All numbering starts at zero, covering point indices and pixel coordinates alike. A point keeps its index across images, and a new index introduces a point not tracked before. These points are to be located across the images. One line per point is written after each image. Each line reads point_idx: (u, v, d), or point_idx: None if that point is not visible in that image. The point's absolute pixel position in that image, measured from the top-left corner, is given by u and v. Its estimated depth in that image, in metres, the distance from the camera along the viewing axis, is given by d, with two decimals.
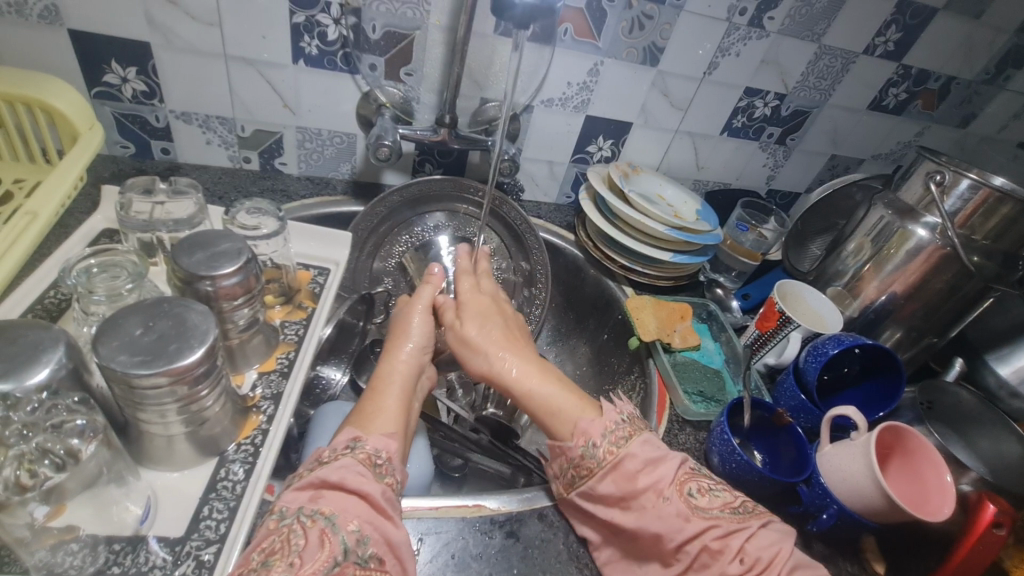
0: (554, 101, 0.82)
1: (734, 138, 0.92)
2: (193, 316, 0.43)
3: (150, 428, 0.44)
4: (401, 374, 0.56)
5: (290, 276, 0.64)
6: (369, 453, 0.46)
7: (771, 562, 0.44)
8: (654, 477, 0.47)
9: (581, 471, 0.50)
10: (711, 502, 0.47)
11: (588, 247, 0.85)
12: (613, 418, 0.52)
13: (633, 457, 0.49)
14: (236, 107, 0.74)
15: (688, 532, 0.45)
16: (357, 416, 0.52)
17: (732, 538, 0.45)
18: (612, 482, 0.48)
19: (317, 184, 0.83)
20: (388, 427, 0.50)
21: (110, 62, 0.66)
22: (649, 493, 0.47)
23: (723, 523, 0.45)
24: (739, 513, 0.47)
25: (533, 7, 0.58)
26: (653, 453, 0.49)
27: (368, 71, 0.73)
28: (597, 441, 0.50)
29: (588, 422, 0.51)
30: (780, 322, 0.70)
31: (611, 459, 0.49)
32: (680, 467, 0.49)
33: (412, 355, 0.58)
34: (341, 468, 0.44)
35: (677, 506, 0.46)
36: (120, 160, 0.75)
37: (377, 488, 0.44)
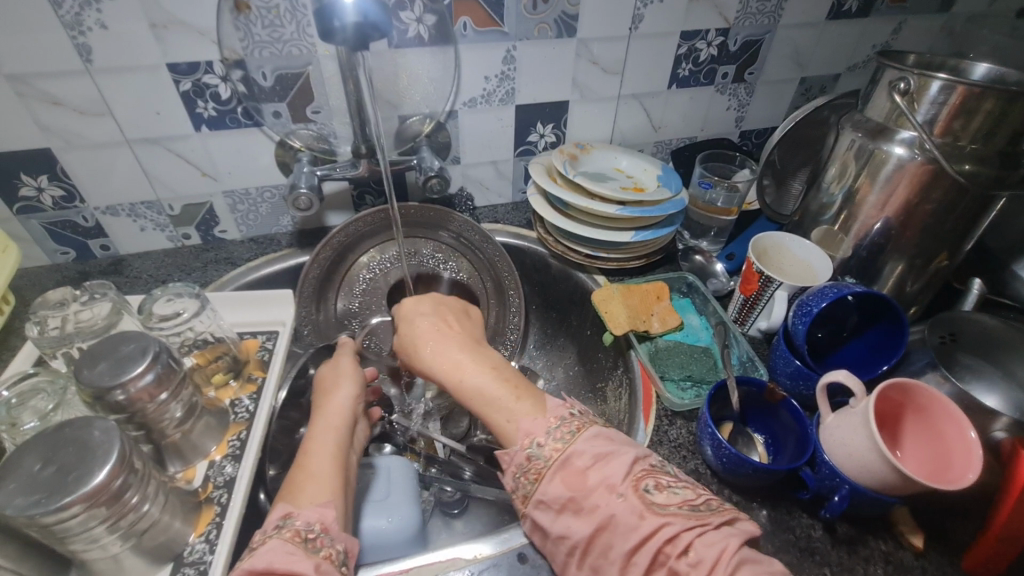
0: (477, 100, 0.76)
1: (684, 89, 0.84)
2: (96, 434, 0.41)
3: (88, 555, 0.43)
4: (332, 426, 0.55)
5: (235, 348, 0.63)
6: (298, 529, 0.44)
7: (717, 563, 0.39)
8: (604, 473, 0.45)
9: (530, 476, 0.47)
10: (670, 498, 0.43)
11: (548, 243, 0.80)
12: (558, 417, 0.50)
13: (581, 454, 0.46)
14: (156, 187, 0.72)
15: (640, 531, 0.42)
16: (288, 488, 0.49)
17: (684, 536, 0.41)
18: (563, 484, 0.45)
19: (261, 244, 0.81)
20: (322, 495, 0.48)
21: (20, 176, 0.66)
22: (598, 492, 0.44)
23: (677, 520, 0.42)
24: (699, 510, 0.43)
25: (356, 25, 0.51)
26: (603, 448, 0.47)
27: (273, 119, 0.70)
28: (542, 439, 0.48)
29: (529, 421, 0.49)
30: (762, 283, 0.63)
31: (559, 458, 0.47)
32: (639, 463, 0.46)
33: (342, 407, 0.57)
34: (267, 554, 0.42)
35: (632, 503, 0.43)
36: (64, 267, 0.75)
37: (310, 564, 0.41)
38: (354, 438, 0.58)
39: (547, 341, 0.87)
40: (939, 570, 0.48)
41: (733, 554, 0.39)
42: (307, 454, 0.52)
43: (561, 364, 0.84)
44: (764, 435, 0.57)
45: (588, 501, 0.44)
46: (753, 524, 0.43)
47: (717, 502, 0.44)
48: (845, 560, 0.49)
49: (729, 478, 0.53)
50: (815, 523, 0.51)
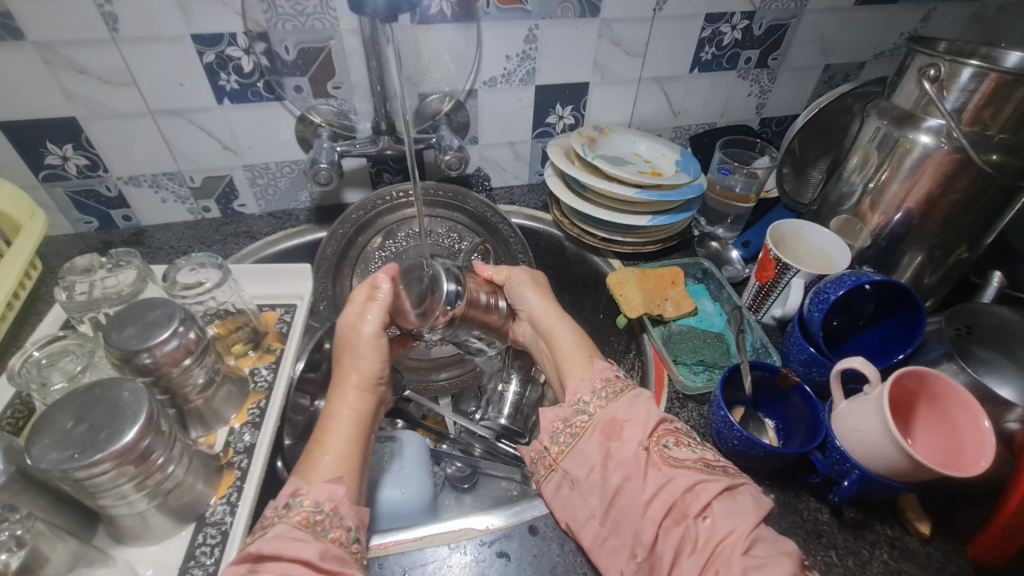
0: (497, 80, 0.76)
1: (706, 73, 0.83)
2: (125, 396, 0.43)
3: (117, 511, 0.44)
4: (356, 410, 0.56)
5: (255, 319, 0.64)
6: (306, 511, 0.46)
7: (731, 526, 0.41)
8: (635, 428, 0.48)
9: (571, 430, 0.50)
10: (686, 454, 0.46)
11: (564, 225, 0.80)
12: (605, 376, 0.54)
13: (617, 411, 0.50)
14: (178, 159, 0.73)
15: (658, 482, 0.44)
16: (305, 461, 0.51)
17: (701, 491, 0.43)
18: (599, 437, 0.49)
19: (279, 219, 0.82)
20: (336, 470, 0.50)
21: (46, 144, 0.67)
22: (627, 446, 0.47)
23: (694, 473, 0.45)
24: (715, 468, 0.46)
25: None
26: (637, 408, 0.50)
27: (295, 94, 0.70)
28: (588, 398, 0.52)
29: (578, 384, 0.54)
30: (778, 270, 0.63)
31: (600, 413, 0.50)
32: (663, 423, 0.49)
33: (358, 390, 0.57)
34: (274, 539, 0.43)
35: (653, 458, 0.46)
36: (87, 236, 0.77)
37: (316, 549, 0.43)
38: (373, 422, 0.58)
39: None
40: (943, 557, 0.49)
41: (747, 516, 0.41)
42: (324, 435, 0.53)
43: None
44: (775, 419, 0.57)
45: (616, 454, 0.47)
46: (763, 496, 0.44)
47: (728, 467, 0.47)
48: (851, 544, 0.49)
49: (739, 461, 0.53)
50: (822, 507, 0.52)
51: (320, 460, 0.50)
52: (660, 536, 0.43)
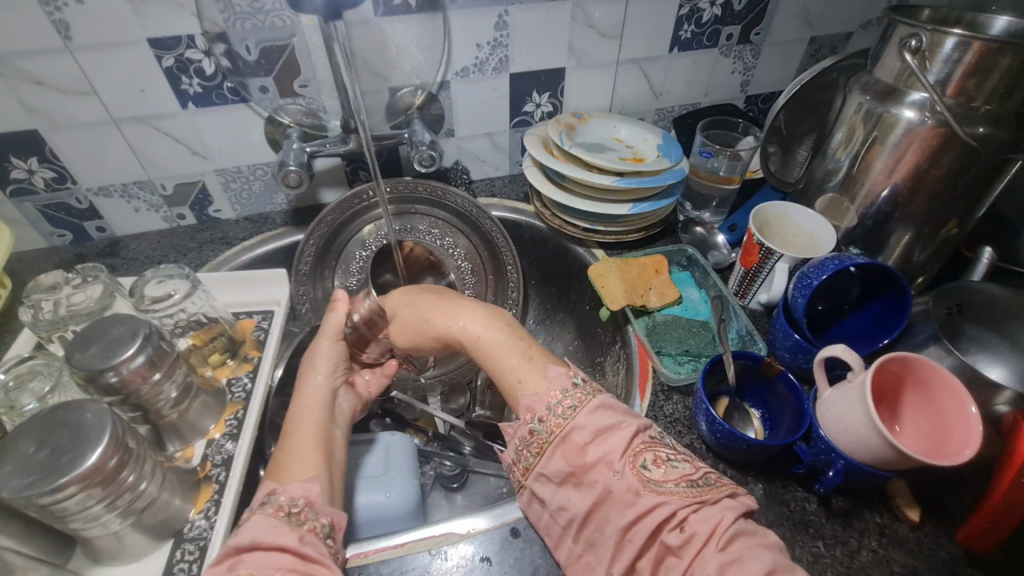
0: (469, 70, 0.74)
1: (686, 52, 0.81)
2: (88, 417, 0.42)
3: (90, 532, 0.44)
4: (311, 408, 0.55)
5: (231, 328, 0.63)
6: (281, 504, 0.45)
7: (711, 534, 0.40)
8: (604, 449, 0.44)
9: (532, 450, 0.46)
10: (667, 474, 0.43)
11: (545, 216, 0.78)
12: (561, 388, 0.48)
13: (581, 429, 0.45)
14: (146, 167, 0.71)
15: (636, 508, 0.42)
16: (272, 466, 0.50)
17: (681, 510, 0.41)
18: (562, 460, 0.45)
19: (256, 223, 0.81)
20: (308, 470, 0.49)
21: (10, 159, 0.65)
22: (597, 470, 0.44)
23: (675, 499, 0.41)
24: (698, 486, 0.43)
25: None
26: (605, 423, 0.45)
27: (261, 94, 0.68)
28: (543, 415, 0.47)
29: (531, 397, 0.48)
30: (762, 255, 0.61)
31: (559, 433, 0.46)
32: (639, 436, 0.45)
33: (322, 384, 0.58)
34: (252, 529, 0.43)
35: (629, 480, 0.43)
36: (62, 249, 0.76)
37: (294, 537, 0.42)
38: (337, 412, 0.58)
39: (547, 316, 0.87)
40: (933, 542, 0.48)
41: (728, 524, 0.40)
42: (286, 436, 0.52)
43: (561, 339, 0.84)
44: (761, 409, 0.56)
45: (586, 476, 0.44)
46: (751, 500, 0.43)
47: (716, 476, 0.44)
48: (839, 533, 0.48)
49: (724, 453, 0.52)
50: (810, 497, 0.51)
51: (297, 470, 0.49)
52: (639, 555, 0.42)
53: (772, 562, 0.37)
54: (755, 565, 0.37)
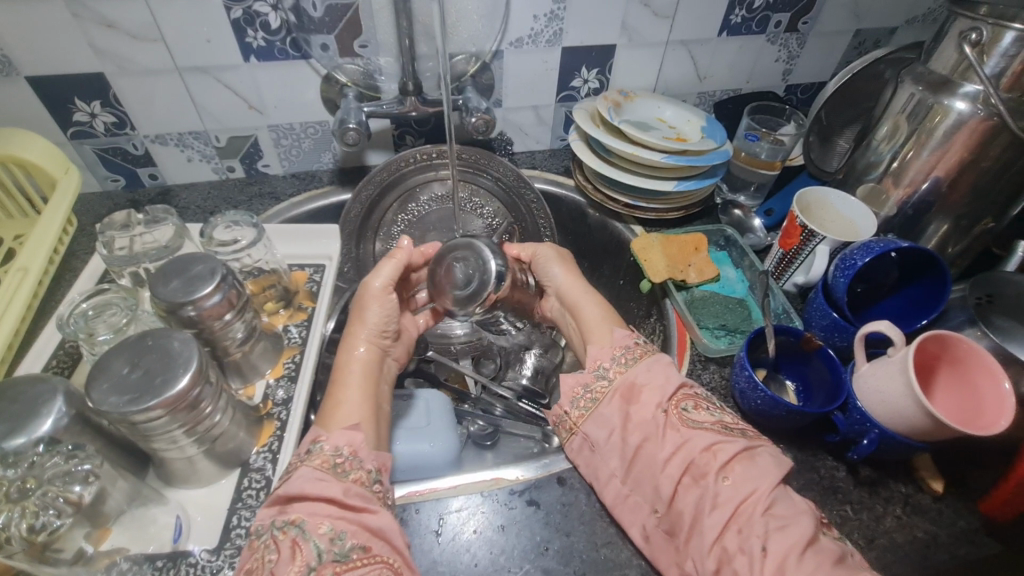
0: (524, 40, 0.75)
1: (735, 36, 0.82)
2: (175, 344, 0.44)
3: (168, 454, 0.46)
4: (359, 360, 0.58)
5: (286, 279, 0.65)
6: (327, 454, 0.47)
7: (747, 499, 0.42)
8: (654, 391, 0.50)
9: (592, 395, 0.53)
10: (705, 417, 0.48)
11: (587, 190, 0.80)
12: (624, 344, 0.55)
13: (637, 376, 0.52)
14: (204, 118, 0.73)
15: (677, 442, 0.47)
16: (325, 412, 0.53)
17: (720, 452, 0.45)
18: (618, 401, 0.51)
19: (303, 180, 0.82)
20: (353, 418, 0.52)
21: (75, 101, 0.67)
22: (646, 408, 0.50)
23: (711, 434, 0.47)
24: (731, 429, 0.47)
25: None
26: (658, 374, 0.52)
27: (321, 52, 0.69)
28: (608, 363, 0.54)
29: (598, 349, 0.56)
30: (803, 237, 0.64)
31: (620, 379, 0.52)
32: (683, 387, 0.51)
33: (368, 343, 0.60)
34: (299, 479, 0.45)
35: (671, 419, 0.48)
36: (115, 194, 0.77)
37: (339, 488, 0.44)
38: (384, 370, 0.61)
39: None
40: (954, 513, 0.51)
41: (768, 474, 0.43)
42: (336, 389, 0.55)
43: None
44: (795, 382, 0.59)
45: (635, 416, 0.50)
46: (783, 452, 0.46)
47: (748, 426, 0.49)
48: (865, 499, 0.51)
49: (760, 420, 0.55)
50: (839, 465, 0.54)
51: (352, 415, 0.52)
52: (678, 493, 0.45)
53: (810, 525, 0.40)
54: (796, 533, 0.40)
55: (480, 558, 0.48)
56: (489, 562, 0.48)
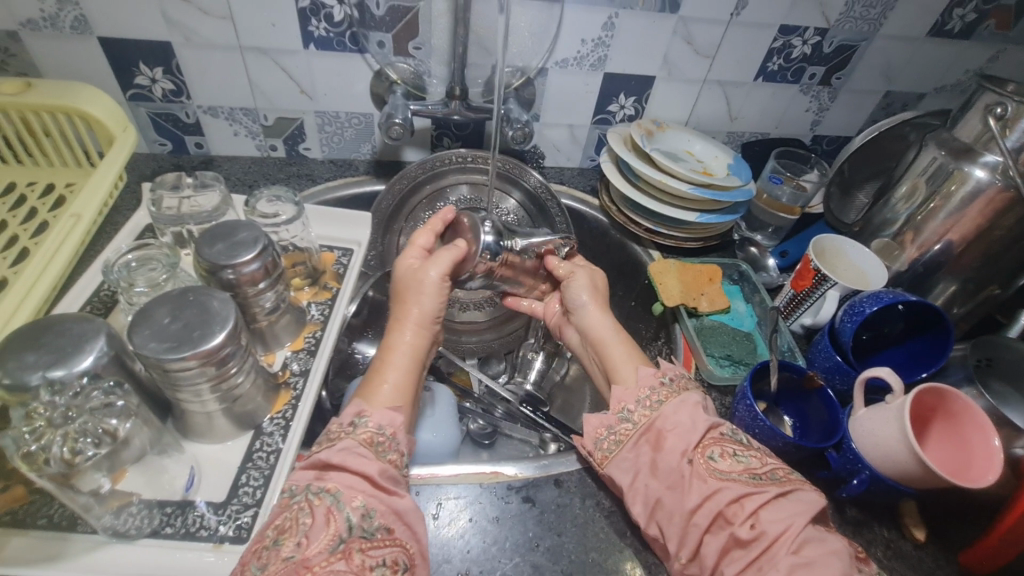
0: (569, 62, 0.78)
1: (769, 83, 0.85)
2: (215, 303, 0.47)
3: (190, 406, 0.48)
4: (407, 342, 0.57)
5: (315, 259, 0.67)
6: (371, 432, 0.48)
7: (780, 535, 0.43)
8: (679, 438, 0.49)
9: (615, 437, 0.52)
10: (732, 466, 0.48)
11: (611, 211, 0.83)
12: (649, 385, 0.54)
13: (667, 418, 0.51)
14: (257, 97, 0.76)
15: (704, 492, 0.46)
16: (365, 389, 0.54)
17: (748, 500, 0.45)
18: (644, 448, 0.51)
19: (340, 167, 0.85)
20: (393, 400, 0.52)
21: (139, 65, 0.70)
22: (671, 455, 0.49)
23: (737, 485, 0.46)
24: (760, 478, 0.47)
25: None
26: (686, 415, 0.51)
27: (377, 48, 0.73)
28: (632, 407, 0.53)
29: (622, 392, 0.55)
30: (815, 280, 0.66)
31: (645, 423, 0.52)
32: (709, 431, 0.51)
33: (422, 323, 0.58)
34: (342, 451, 0.46)
35: (699, 469, 0.48)
36: (160, 157, 0.81)
37: (377, 467, 0.46)
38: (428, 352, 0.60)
39: None
40: (933, 562, 0.52)
41: (799, 524, 0.43)
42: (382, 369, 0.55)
43: None
44: (793, 418, 0.61)
45: (660, 462, 0.49)
46: (818, 496, 0.46)
47: (781, 472, 0.48)
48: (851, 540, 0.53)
49: None
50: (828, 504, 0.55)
51: (394, 397, 0.53)
52: (703, 539, 0.45)
53: (841, 568, 0.40)
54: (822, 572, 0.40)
55: (472, 545, 0.49)
56: (481, 550, 0.49)
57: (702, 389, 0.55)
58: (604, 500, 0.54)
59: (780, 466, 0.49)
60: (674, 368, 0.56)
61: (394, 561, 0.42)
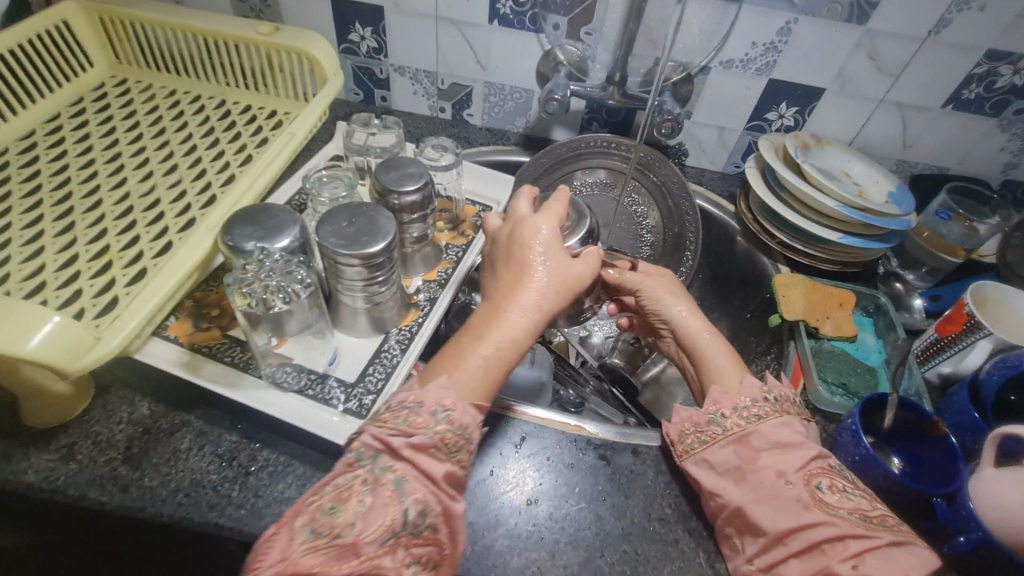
0: (734, 63, 0.78)
1: (960, 113, 0.77)
2: (380, 219, 0.56)
3: (344, 299, 0.59)
4: (514, 334, 0.47)
5: (459, 209, 0.76)
6: (453, 424, 0.43)
7: None
8: (781, 459, 0.47)
9: (702, 436, 0.52)
10: (840, 502, 0.46)
11: (746, 218, 0.82)
12: (751, 397, 0.52)
13: (762, 435, 0.49)
14: (440, 62, 0.87)
15: (803, 519, 0.45)
16: (444, 357, 0.47)
17: (854, 542, 0.43)
18: (735, 454, 0.49)
19: (494, 135, 0.94)
20: (489, 387, 0.47)
21: (356, 24, 0.84)
22: (766, 473, 0.48)
23: (844, 524, 0.44)
24: (871, 523, 0.44)
25: None
26: (790, 437, 0.49)
27: (552, 30, 0.79)
28: (727, 412, 0.51)
29: (720, 394, 0.53)
30: (967, 327, 0.60)
31: (738, 432, 0.50)
32: (817, 459, 0.48)
33: (528, 311, 0.48)
34: (417, 443, 0.42)
35: (801, 494, 0.46)
36: (352, 104, 0.95)
37: (444, 467, 0.42)
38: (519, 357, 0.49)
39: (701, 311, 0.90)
40: None
41: None
42: (481, 339, 0.47)
43: None
44: (902, 462, 0.57)
45: (754, 475, 0.48)
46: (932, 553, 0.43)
47: (892, 521, 0.45)
48: None
49: None
50: None
51: (478, 391, 0.46)
52: (787, 561, 0.45)
53: None
54: None
55: (546, 480, 0.54)
56: (552, 486, 0.54)
57: (803, 417, 0.52)
58: (677, 480, 0.55)
59: (890, 514, 0.46)
60: (778, 388, 0.54)
61: (427, 564, 0.40)
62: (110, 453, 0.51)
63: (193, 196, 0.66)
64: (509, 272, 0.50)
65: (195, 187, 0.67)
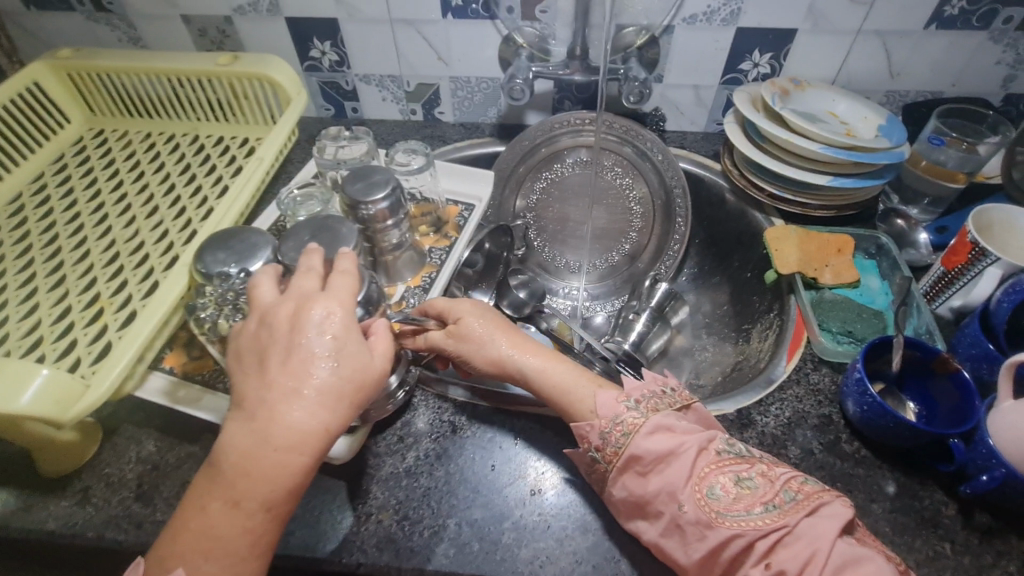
0: (698, 18, 0.75)
1: (947, 32, 0.73)
2: (343, 230, 0.55)
3: None
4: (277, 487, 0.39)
5: (440, 210, 0.75)
6: None
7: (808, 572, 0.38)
8: (669, 479, 0.44)
9: (596, 475, 0.48)
10: (734, 501, 0.42)
11: (733, 175, 0.79)
12: (612, 415, 0.48)
13: (641, 458, 0.45)
14: (402, 65, 0.86)
15: (711, 542, 0.41)
16: (192, 536, 0.39)
17: (761, 542, 0.40)
18: (625, 488, 0.46)
19: (468, 129, 0.93)
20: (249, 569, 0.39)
21: (314, 40, 0.84)
22: (659, 500, 0.44)
23: (749, 531, 0.41)
24: (775, 508, 0.41)
25: None
26: (665, 445, 0.45)
27: (507, 14, 0.77)
28: (598, 445, 0.47)
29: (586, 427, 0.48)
30: (971, 256, 0.57)
31: (616, 461, 0.46)
32: (703, 455, 0.45)
33: (291, 468, 0.39)
34: None
35: (698, 512, 0.42)
36: (325, 120, 0.96)
37: None
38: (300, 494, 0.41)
39: (701, 276, 0.88)
40: None
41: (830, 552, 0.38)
42: (238, 503, 0.39)
43: (711, 300, 0.85)
44: (918, 405, 0.55)
45: (652, 507, 0.44)
46: (842, 505, 0.41)
47: (797, 489, 0.42)
48: (973, 544, 0.46)
49: (864, 430, 0.52)
50: (949, 501, 0.49)
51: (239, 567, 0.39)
52: None
53: None
54: None
55: (548, 467, 0.54)
56: (555, 473, 0.53)
57: (676, 407, 0.49)
58: None
59: (792, 476, 0.44)
60: (642, 386, 0.50)
61: None
62: (123, 491, 0.53)
63: (174, 234, 0.67)
64: (281, 378, 0.40)
65: (176, 225, 0.68)
